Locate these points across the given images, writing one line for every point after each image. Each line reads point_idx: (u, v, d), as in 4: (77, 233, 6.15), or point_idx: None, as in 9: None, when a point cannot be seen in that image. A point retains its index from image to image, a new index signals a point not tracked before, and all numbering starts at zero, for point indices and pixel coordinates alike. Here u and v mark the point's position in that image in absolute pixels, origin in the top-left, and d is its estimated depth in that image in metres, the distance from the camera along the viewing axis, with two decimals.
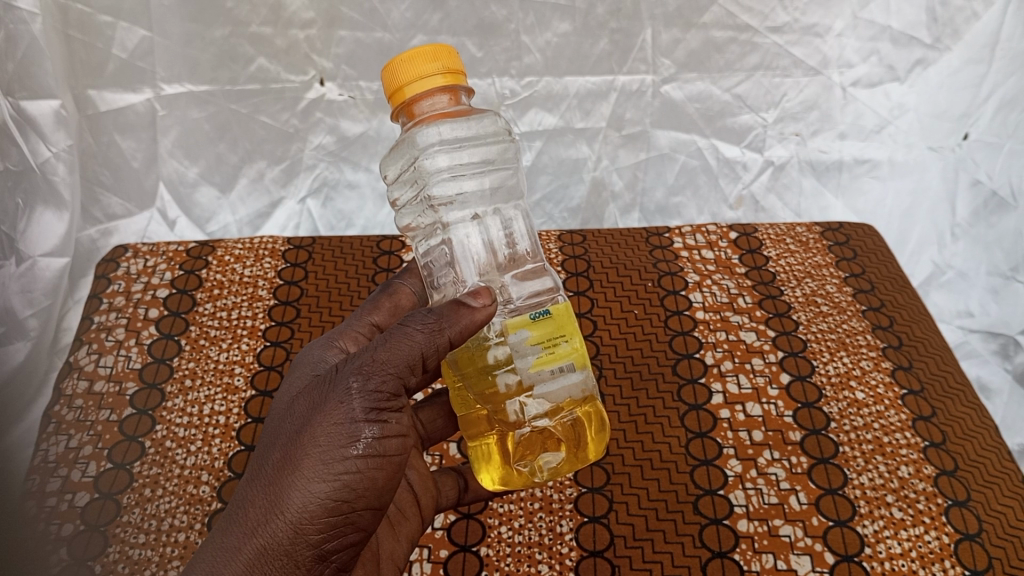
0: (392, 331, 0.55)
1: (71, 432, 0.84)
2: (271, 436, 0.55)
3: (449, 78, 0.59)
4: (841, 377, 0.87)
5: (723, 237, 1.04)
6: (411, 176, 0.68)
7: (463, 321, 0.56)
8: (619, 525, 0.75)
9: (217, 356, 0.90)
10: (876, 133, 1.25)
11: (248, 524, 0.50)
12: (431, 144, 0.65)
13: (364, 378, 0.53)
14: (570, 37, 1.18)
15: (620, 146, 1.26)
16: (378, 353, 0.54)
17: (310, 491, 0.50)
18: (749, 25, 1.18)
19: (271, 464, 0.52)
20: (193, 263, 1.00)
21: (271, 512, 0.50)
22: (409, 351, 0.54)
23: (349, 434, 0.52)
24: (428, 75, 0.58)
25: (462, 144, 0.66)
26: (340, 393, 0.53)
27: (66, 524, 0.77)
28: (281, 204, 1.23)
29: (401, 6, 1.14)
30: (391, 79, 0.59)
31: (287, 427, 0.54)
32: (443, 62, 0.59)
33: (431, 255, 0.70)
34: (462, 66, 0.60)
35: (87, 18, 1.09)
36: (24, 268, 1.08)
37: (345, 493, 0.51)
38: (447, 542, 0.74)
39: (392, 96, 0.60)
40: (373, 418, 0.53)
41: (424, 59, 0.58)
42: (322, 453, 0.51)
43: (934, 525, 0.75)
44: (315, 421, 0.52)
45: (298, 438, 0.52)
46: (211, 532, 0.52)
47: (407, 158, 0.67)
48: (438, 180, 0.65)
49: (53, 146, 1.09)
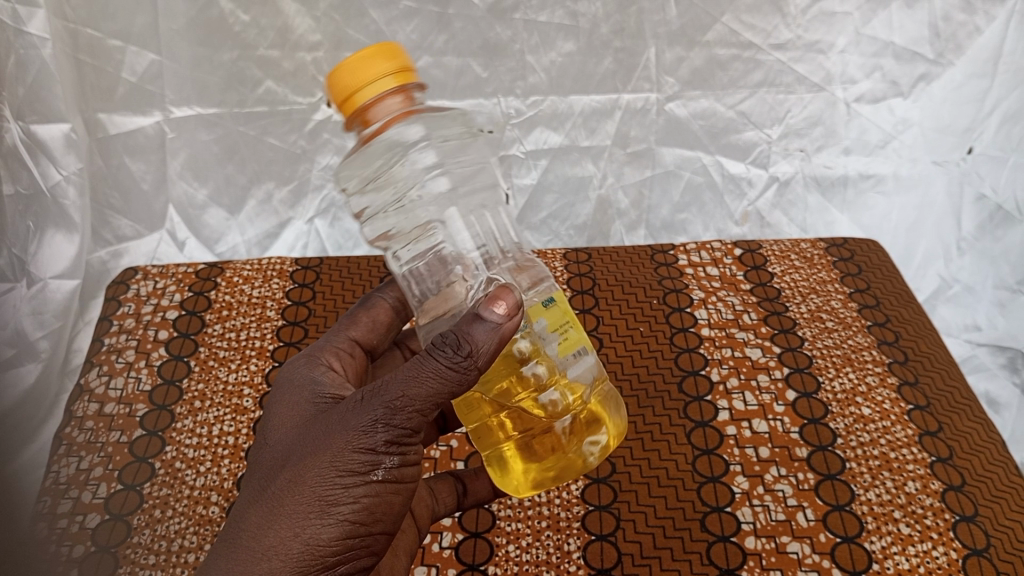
0: (419, 360, 0.53)
1: (81, 454, 0.85)
2: (283, 454, 0.55)
3: (402, 76, 0.57)
4: (847, 393, 0.87)
5: (727, 254, 1.04)
6: (391, 177, 0.64)
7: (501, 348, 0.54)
8: (627, 543, 0.75)
9: (226, 377, 0.91)
10: (881, 148, 1.25)
11: (257, 549, 0.50)
12: (420, 138, 0.63)
13: (391, 411, 0.52)
14: (574, 57, 1.18)
15: (625, 163, 1.26)
16: (406, 386, 0.52)
17: (328, 519, 0.51)
18: (752, 42, 1.18)
19: (284, 487, 0.52)
20: (203, 285, 1.01)
21: (283, 539, 0.50)
22: (436, 388, 0.52)
23: (369, 462, 0.52)
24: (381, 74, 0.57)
25: (442, 139, 0.65)
26: (361, 422, 0.52)
27: (77, 546, 0.78)
28: (289, 224, 1.25)
29: (406, 28, 1.14)
30: (339, 87, 0.57)
31: (301, 448, 0.53)
32: (390, 60, 0.57)
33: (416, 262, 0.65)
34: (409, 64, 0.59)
35: (96, 43, 1.09)
36: (34, 290, 1.11)
37: (363, 519, 0.52)
38: (455, 561, 0.74)
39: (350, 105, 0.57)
40: (393, 449, 0.53)
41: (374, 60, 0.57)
42: (342, 484, 0.52)
43: (942, 541, 0.75)
44: (335, 449, 0.52)
45: (316, 463, 0.52)
46: (216, 547, 0.51)
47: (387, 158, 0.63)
48: (431, 176, 0.64)
49: (64, 169, 1.11)
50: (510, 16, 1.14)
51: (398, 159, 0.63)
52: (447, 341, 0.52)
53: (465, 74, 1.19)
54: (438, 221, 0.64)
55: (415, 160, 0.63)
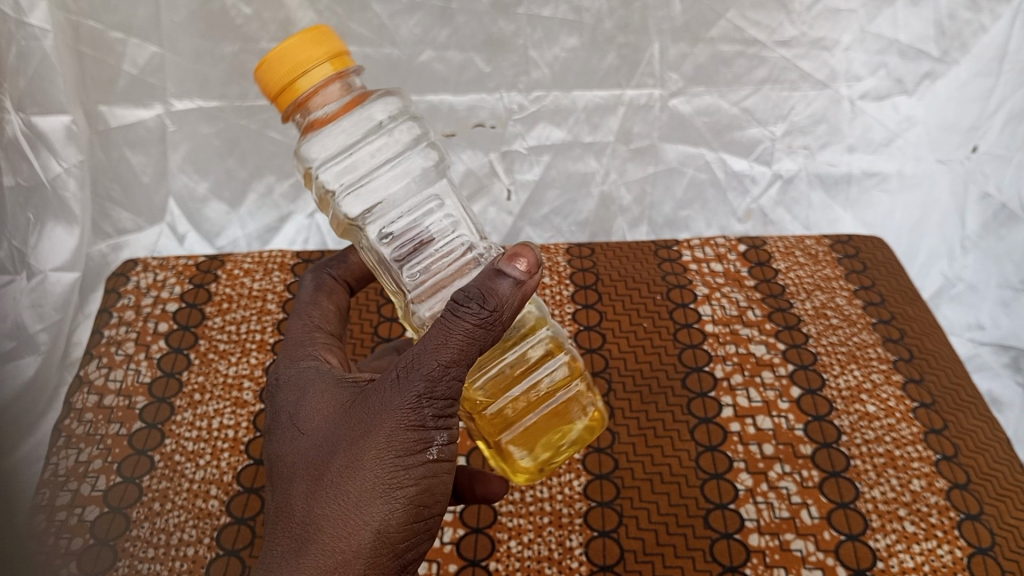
0: (446, 327, 0.52)
1: (80, 446, 0.85)
2: (321, 442, 0.54)
3: (334, 63, 0.58)
4: (852, 390, 0.87)
5: (732, 250, 1.03)
6: (341, 164, 0.63)
7: (521, 297, 0.54)
8: (630, 539, 0.75)
9: (226, 370, 0.90)
10: (885, 146, 1.24)
11: (328, 542, 0.50)
12: (376, 115, 0.64)
13: (432, 385, 0.51)
14: (578, 52, 1.18)
15: (628, 159, 1.25)
16: (438, 354, 0.51)
17: (393, 503, 0.51)
18: (756, 39, 1.18)
19: (339, 478, 0.51)
20: (203, 277, 1.00)
21: (353, 531, 0.50)
22: (467, 350, 0.52)
23: (422, 439, 0.52)
24: (316, 62, 0.58)
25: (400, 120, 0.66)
26: (405, 400, 0.52)
27: (76, 539, 0.78)
28: (290, 218, 1.23)
29: (409, 22, 1.14)
30: (277, 77, 0.58)
31: (343, 435, 0.53)
32: (327, 45, 0.58)
33: (412, 234, 0.65)
34: (343, 46, 0.60)
35: (97, 35, 1.08)
36: (35, 282, 1.09)
37: (425, 497, 0.53)
38: (456, 556, 0.74)
39: (283, 94, 0.59)
40: (440, 423, 0.53)
41: (305, 49, 0.57)
42: (399, 466, 0.52)
43: (947, 539, 0.75)
44: (384, 432, 0.52)
45: (369, 449, 0.51)
46: (280, 543, 0.51)
47: (361, 137, 0.64)
48: (392, 157, 0.65)
49: (64, 161, 1.10)
50: (514, 10, 1.14)
51: (370, 134, 0.64)
52: (471, 297, 0.52)
53: (467, 69, 1.18)
54: (407, 200, 0.65)
55: (389, 135, 0.65)
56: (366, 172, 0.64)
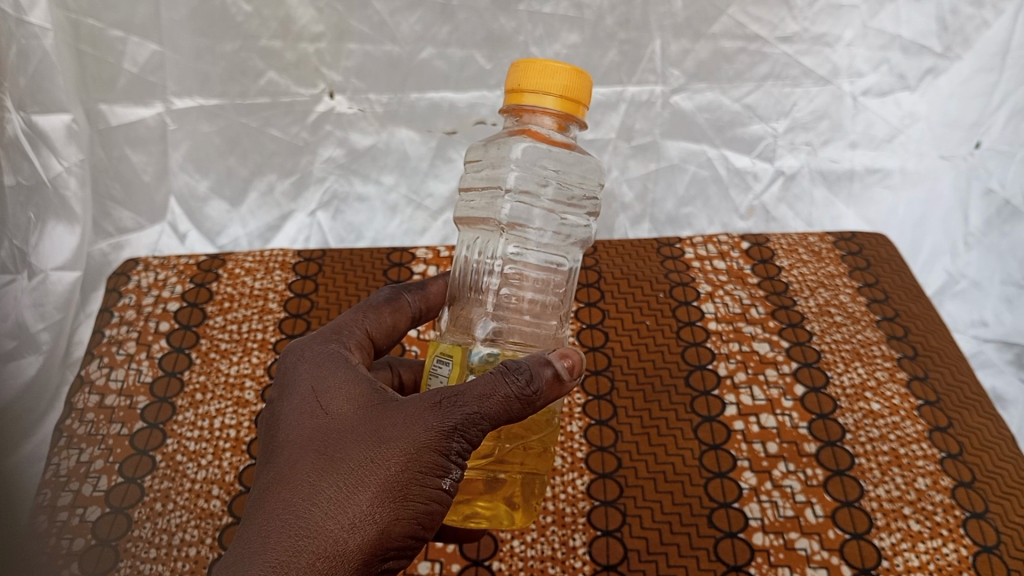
0: (493, 380, 0.54)
1: (82, 446, 0.84)
2: (339, 429, 0.54)
3: (561, 105, 0.59)
4: (857, 388, 0.86)
5: (734, 247, 1.02)
6: (513, 172, 0.69)
7: (558, 396, 0.56)
8: (633, 539, 0.76)
9: (228, 369, 0.90)
10: (887, 142, 1.23)
11: (326, 526, 0.50)
12: (560, 158, 0.69)
13: (469, 423, 0.53)
14: (580, 49, 1.17)
15: (630, 156, 1.23)
16: (482, 403, 0.53)
17: (398, 512, 0.52)
18: (758, 35, 1.18)
19: (354, 474, 0.52)
20: (204, 276, 0.99)
21: (356, 525, 0.51)
22: (504, 412, 0.53)
23: (442, 464, 0.53)
24: (547, 92, 0.59)
25: (571, 182, 0.71)
26: (439, 425, 0.53)
27: (77, 539, 0.78)
28: (291, 217, 1.20)
29: (410, 19, 1.14)
30: (518, 76, 0.60)
31: (367, 433, 0.53)
32: (570, 87, 0.59)
33: (518, 263, 0.70)
34: (585, 100, 0.60)
35: (97, 33, 1.09)
36: (36, 282, 1.08)
37: (424, 519, 0.53)
38: (459, 556, 0.75)
39: (509, 93, 0.61)
40: (459, 459, 0.54)
41: (551, 75, 0.59)
42: (413, 483, 0.52)
43: (953, 538, 0.75)
44: (411, 447, 0.52)
45: (391, 454, 0.52)
46: (280, 506, 0.51)
47: (540, 167, 0.69)
48: (545, 198, 0.69)
49: (64, 161, 1.09)
50: (514, 7, 1.14)
51: (556, 178, 0.70)
52: (521, 370, 0.54)
53: (468, 66, 1.17)
54: (527, 238, 0.70)
55: (564, 189, 0.70)
56: (522, 194, 0.69)
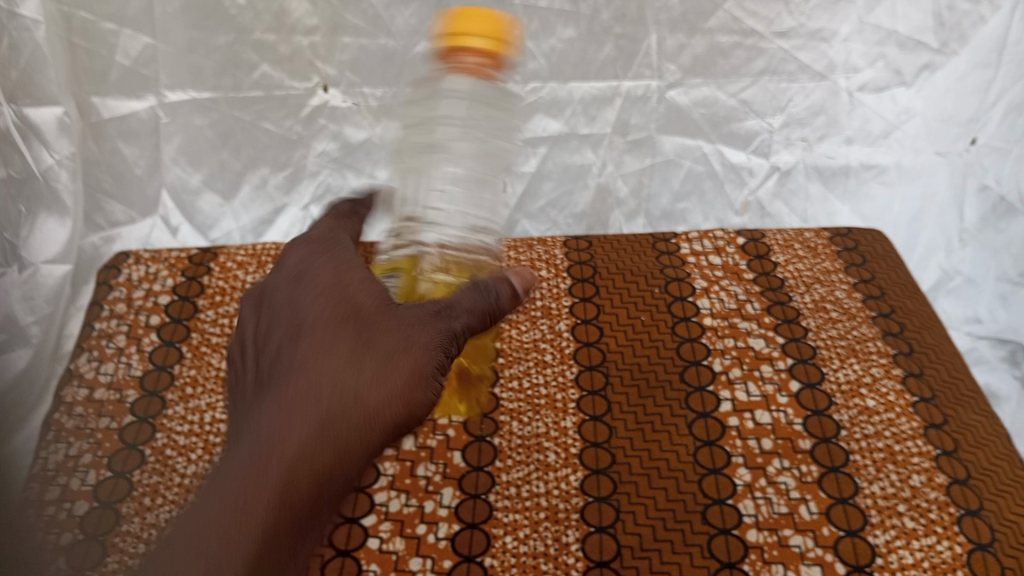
0: (479, 300, 0.57)
1: (70, 440, 0.84)
2: (364, 316, 0.54)
3: (488, 44, 0.72)
4: (852, 384, 0.86)
5: (730, 243, 1.02)
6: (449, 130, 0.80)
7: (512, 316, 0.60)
8: (626, 535, 0.74)
9: (219, 363, 0.89)
10: (883, 139, 1.23)
11: (349, 416, 0.51)
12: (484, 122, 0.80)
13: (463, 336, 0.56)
14: (575, 43, 1.15)
15: (625, 151, 1.24)
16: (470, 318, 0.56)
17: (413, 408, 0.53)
18: (754, 30, 1.15)
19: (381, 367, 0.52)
20: (195, 270, 0.98)
21: (377, 416, 0.52)
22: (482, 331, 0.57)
23: (444, 366, 0.55)
24: (476, 28, 0.72)
25: (487, 142, 0.82)
26: (443, 335, 0.55)
27: (65, 534, 0.76)
28: (284, 210, 1.24)
29: (404, 12, 1.12)
30: (457, 21, 0.72)
31: (388, 328, 0.54)
32: (492, 25, 0.72)
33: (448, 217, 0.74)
34: (507, 40, 0.73)
35: (89, 25, 1.06)
36: (26, 275, 1.07)
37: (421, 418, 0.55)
38: (452, 552, 0.73)
39: (447, 34, 0.73)
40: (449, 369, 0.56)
41: (479, 16, 0.72)
42: (427, 384, 0.54)
43: (947, 535, 0.75)
44: (428, 347, 0.54)
45: (415, 349, 0.53)
46: (300, 391, 0.51)
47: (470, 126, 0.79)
48: (465, 159, 0.79)
49: (56, 153, 1.07)
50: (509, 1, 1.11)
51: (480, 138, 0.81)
52: (492, 293, 0.58)
53: None
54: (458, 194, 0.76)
55: (488, 147, 0.82)
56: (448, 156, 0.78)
